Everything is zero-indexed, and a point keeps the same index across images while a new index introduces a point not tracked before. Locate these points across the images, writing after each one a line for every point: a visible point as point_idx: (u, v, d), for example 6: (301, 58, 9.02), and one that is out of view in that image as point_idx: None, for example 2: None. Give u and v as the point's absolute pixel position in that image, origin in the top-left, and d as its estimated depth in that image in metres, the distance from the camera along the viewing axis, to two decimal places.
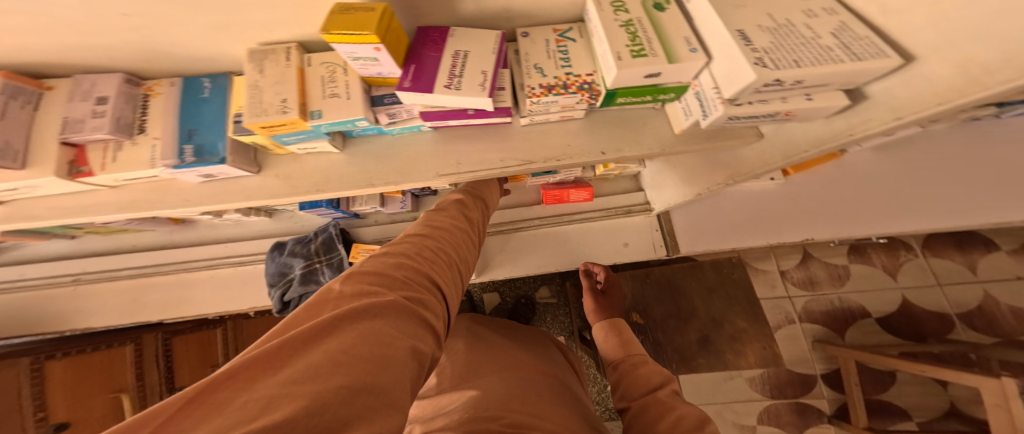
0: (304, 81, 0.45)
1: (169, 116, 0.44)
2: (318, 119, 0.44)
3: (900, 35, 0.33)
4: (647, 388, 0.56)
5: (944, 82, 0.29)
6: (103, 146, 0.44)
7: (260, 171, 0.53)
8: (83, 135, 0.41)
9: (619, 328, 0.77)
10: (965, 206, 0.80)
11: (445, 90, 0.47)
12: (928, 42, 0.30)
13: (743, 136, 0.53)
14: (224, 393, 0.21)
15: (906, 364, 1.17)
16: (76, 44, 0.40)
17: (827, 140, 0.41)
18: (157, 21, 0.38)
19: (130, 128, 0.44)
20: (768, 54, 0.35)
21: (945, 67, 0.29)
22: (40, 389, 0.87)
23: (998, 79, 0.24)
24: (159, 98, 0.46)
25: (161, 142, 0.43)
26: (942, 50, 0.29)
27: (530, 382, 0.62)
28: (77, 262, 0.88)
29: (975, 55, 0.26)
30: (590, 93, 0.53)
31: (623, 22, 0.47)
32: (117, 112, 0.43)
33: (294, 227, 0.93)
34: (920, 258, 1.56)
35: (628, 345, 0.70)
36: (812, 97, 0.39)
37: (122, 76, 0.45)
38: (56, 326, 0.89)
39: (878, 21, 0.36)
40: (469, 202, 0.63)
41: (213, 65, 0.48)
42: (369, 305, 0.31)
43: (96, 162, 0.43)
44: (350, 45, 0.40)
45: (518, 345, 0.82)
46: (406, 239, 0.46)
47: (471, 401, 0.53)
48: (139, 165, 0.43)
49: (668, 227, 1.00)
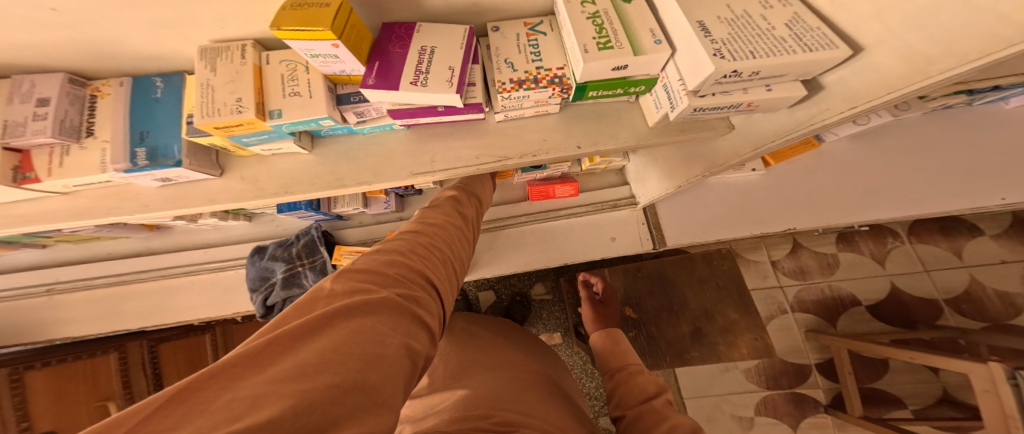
0: (263, 79, 0.44)
1: (119, 118, 0.43)
2: (278, 119, 0.43)
3: (850, 27, 0.34)
4: (643, 397, 0.56)
5: (891, 73, 0.30)
6: (50, 150, 0.43)
7: (223, 173, 0.52)
8: (25, 139, 0.40)
9: (616, 339, 0.78)
10: (938, 193, 0.84)
11: (411, 86, 0.46)
12: (875, 32, 0.32)
13: (715, 128, 0.53)
14: (206, 391, 0.20)
15: (896, 352, 1.18)
16: (12, 43, 0.39)
17: (791, 129, 0.41)
18: (93, 16, 0.37)
19: (77, 131, 0.43)
20: (726, 46, 0.35)
21: (893, 57, 0.30)
22: (20, 400, 0.84)
23: (939, 68, 0.26)
24: (108, 99, 0.45)
25: (111, 145, 0.42)
26: (890, 41, 0.30)
27: (522, 380, 0.61)
28: (51, 271, 0.87)
29: (920, 46, 0.28)
30: (561, 87, 0.52)
31: (590, 14, 0.46)
32: (61, 115, 0.42)
33: (274, 230, 0.92)
34: (906, 245, 1.57)
35: (625, 354, 0.71)
36: (771, 88, 0.39)
37: (65, 77, 0.44)
38: (34, 337, 0.88)
39: (828, 12, 0.36)
40: (464, 197, 0.61)
41: (164, 65, 0.47)
42: (361, 302, 0.30)
43: (43, 167, 0.43)
44: (306, 42, 0.39)
45: (512, 343, 0.81)
46: (402, 235, 0.44)
47: (462, 401, 0.52)
48: (89, 169, 0.42)
49: (655, 220, 1.00)
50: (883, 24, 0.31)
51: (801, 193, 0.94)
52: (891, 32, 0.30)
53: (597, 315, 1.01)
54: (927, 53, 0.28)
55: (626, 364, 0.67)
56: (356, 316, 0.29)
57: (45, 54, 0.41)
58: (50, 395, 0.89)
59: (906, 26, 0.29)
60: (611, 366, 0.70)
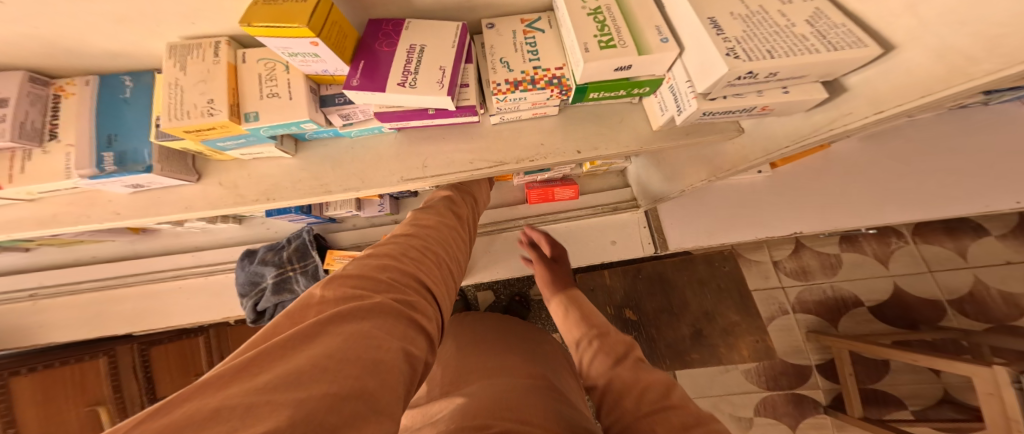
0: (239, 79, 0.41)
1: (82, 120, 0.40)
2: (255, 122, 0.40)
3: (880, 23, 0.31)
4: (613, 360, 0.50)
5: (926, 74, 0.26)
6: (11, 154, 0.40)
7: (200, 178, 0.49)
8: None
9: (582, 304, 0.66)
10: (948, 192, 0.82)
11: (398, 88, 0.43)
12: (907, 28, 0.28)
13: (723, 131, 0.49)
14: (186, 409, 0.17)
15: (899, 353, 1.15)
16: None
17: (807, 135, 0.38)
18: (43, 9, 0.34)
19: (39, 134, 0.40)
20: (741, 44, 0.32)
21: (924, 58, 0.27)
22: (7, 406, 0.80)
23: (985, 69, 0.22)
24: (72, 100, 0.41)
25: (75, 149, 0.39)
26: (921, 38, 0.27)
27: (522, 383, 0.57)
28: (34, 275, 0.84)
29: (958, 44, 0.24)
30: (560, 88, 0.49)
31: (591, 10, 0.43)
32: (22, 117, 0.39)
33: (265, 233, 0.89)
34: (911, 245, 1.54)
35: (591, 317, 0.61)
36: (788, 89, 0.35)
37: (24, 75, 0.40)
38: (18, 341, 0.86)
39: (854, 8, 0.33)
40: (458, 196, 0.59)
41: (132, 62, 0.43)
42: (353, 308, 0.27)
43: (3, 173, 0.40)
44: (283, 40, 0.37)
45: (513, 346, 0.77)
46: (394, 238, 0.42)
47: (458, 411, 0.48)
48: (52, 176, 0.39)
49: (656, 223, 0.97)
50: (914, 20, 0.27)
51: (807, 194, 0.91)
52: (925, 27, 0.26)
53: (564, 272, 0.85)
54: (967, 52, 0.23)
55: (594, 328, 0.58)
56: (350, 321, 0.26)
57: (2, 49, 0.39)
58: (39, 399, 0.84)
59: (943, 22, 0.25)
60: (575, 335, 0.60)
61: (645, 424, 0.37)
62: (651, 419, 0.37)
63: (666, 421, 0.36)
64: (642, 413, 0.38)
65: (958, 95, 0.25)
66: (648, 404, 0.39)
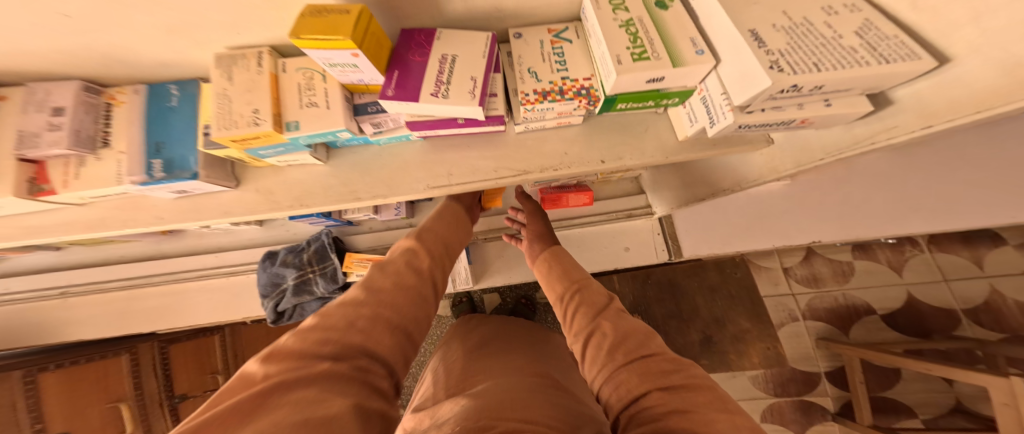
0: (280, 88, 0.43)
1: (134, 129, 0.41)
2: (295, 131, 0.41)
3: (938, 36, 0.30)
4: (593, 311, 0.44)
5: (986, 88, 0.26)
6: (64, 161, 0.41)
7: (239, 184, 0.50)
8: (42, 152, 0.38)
9: (561, 258, 0.56)
10: None
11: (432, 98, 0.44)
12: (968, 40, 0.27)
13: (752, 142, 0.50)
14: None
15: (911, 363, 1.14)
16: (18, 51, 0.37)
17: (846, 148, 0.39)
18: (100, 22, 0.35)
19: (92, 141, 0.41)
20: (785, 57, 0.32)
21: (983, 70, 0.26)
22: (35, 402, 0.80)
23: None
24: (124, 109, 0.43)
25: (127, 157, 0.40)
26: (982, 50, 0.26)
27: (525, 383, 0.55)
28: (62, 274, 0.86)
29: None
30: (588, 99, 0.49)
31: (623, 21, 0.43)
32: (77, 125, 0.40)
33: (286, 235, 0.91)
34: (925, 254, 1.53)
35: (568, 269, 0.53)
36: (831, 102, 0.35)
37: (80, 84, 0.41)
38: (48, 337, 0.88)
39: (909, 18, 0.32)
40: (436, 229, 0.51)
41: (177, 72, 0.45)
42: (299, 371, 0.26)
43: (58, 179, 0.41)
44: (326, 52, 0.38)
45: (518, 349, 0.76)
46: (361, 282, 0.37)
47: (462, 411, 0.47)
48: (104, 182, 0.40)
49: (670, 230, 0.99)
50: (977, 31, 0.26)
51: None
52: (985, 41, 0.26)
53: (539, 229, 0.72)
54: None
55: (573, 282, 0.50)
56: (295, 387, 0.25)
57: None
58: (64, 395, 0.84)
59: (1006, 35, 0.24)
60: (554, 290, 0.52)
61: (623, 375, 0.35)
62: (630, 368, 0.35)
63: (644, 369, 0.34)
64: (623, 364, 0.36)
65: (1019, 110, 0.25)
66: (626, 353, 0.37)
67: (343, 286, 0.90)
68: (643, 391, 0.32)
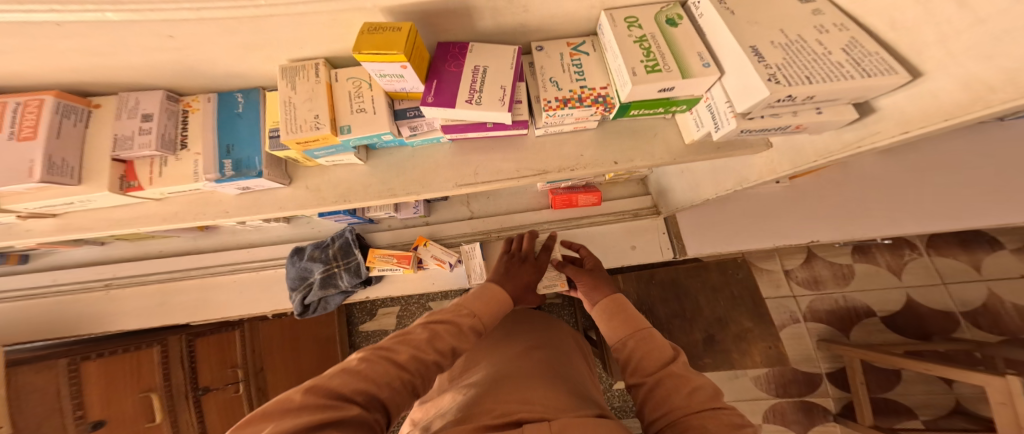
0: (333, 96, 0.49)
1: (208, 133, 0.49)
2: (348, 134, 0.48)
3: (910, 53, 0.35)
4: (661, 361, 0.47)
5: (951, 99, 0.31)
6: (150, 161, 0.48)
7: (291, 182, 0.56)
8: (134, 152, 0.46)
9: (621, 305, 0.58)
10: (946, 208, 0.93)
11: (467, 105, 0.49)
12: (936, 59, 0.32)
13: (753, 145, 0.55)
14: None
15: (911, 363, 1.17)
16: (112, 50, 0.42)
17: (837, 151, 0.44)
18: (186, 28, 0.40)
19: (173, 144, 0.48)
20: (781, 71, 0.37)
21: (950, 84, 0.31)
22: (76, 389, 0.85)
23: (1001, 98, 0.27)
24: (198, 114, 0.50)
25: (202, 157, 0.48)
26: (946, 67, 0.31)
27: (523, 371, 0.61)
28: (111, 268, 0.95)
29: (980, 72, 0.28)
30: (605, 106, 0.54)
31: (637, 37, 0.49)
32: (162, 129, 0.48)
33: (312, 233, 0.98)
34: (924, 257, 1.56)
35: (630, 316, 0.56)
36: (823, 110, 0.41)
37: (164, 94, 0.50)
38: (95, 327, 0.96)
39: (888, 37, 0.37)
40: (490, 301, 0.57)
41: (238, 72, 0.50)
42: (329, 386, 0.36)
43: (145, 176, 0.48)
44: (379, 64, 0.43)
45: (521, 334, 0.81)
46: (408, 338, 0.45)
47: (465, 402, 0.53)
48: (183, 179, 0.48)
49: (675, 229, 1.02)
50: (944, 52, 0.31)
51: (823, 206, 1.02)
52: (952, 59, 0.31)
53: (587, 281, 0.71)
54: (986, 79, 0.28)
55: (637, 330, 0.53)
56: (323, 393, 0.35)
57: (151, 68, 0.47)
58: (103, 384, 0.89)
59: (967, 56, 0.29)
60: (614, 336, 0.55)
61: (699, 423, 0.37)
62: (705, 417, 0.38)
63: (717, 421, 0.38)
64: (693, 412, 0.39)
65: (979, 117, 0.30)
66: (699, 401, 0.40)
67: (365, 281, 0.95)
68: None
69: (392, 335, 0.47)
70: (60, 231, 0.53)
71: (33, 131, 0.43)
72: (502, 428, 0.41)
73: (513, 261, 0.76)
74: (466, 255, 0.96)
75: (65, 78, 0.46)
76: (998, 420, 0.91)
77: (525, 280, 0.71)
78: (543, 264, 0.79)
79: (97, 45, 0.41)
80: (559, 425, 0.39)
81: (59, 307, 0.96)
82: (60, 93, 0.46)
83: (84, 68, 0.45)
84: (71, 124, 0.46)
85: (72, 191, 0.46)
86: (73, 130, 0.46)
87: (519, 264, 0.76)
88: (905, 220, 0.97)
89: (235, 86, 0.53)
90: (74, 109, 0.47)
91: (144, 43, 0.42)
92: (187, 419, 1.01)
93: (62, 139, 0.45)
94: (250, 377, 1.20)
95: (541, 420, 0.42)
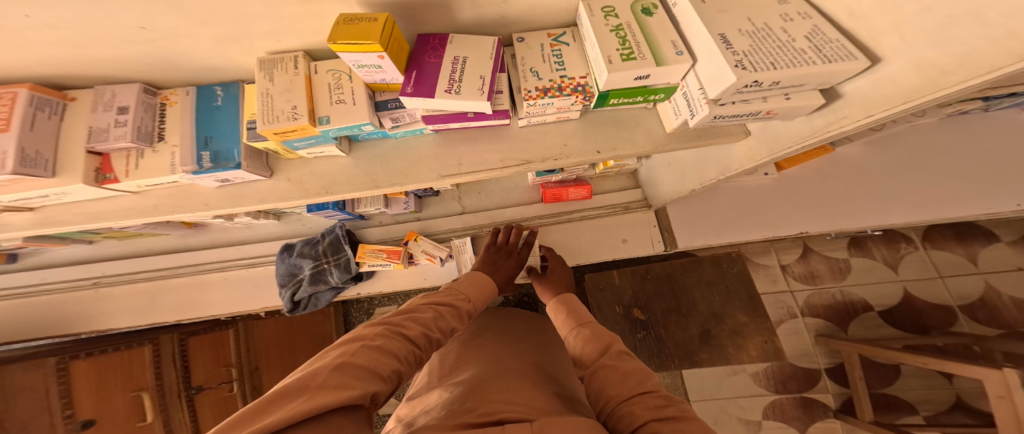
0: (312, 88, 0.49)
1: (186, 125, 0.49)
2: (327, 125, 0.48)
3: (868, 39, 0.35)
4: (598, 351, 0.51)
5: (908, 83, 0.31)
6: (127, 153, 0.49)
7: (273, 174, 0.56)
8: (109, 144, 0.46)
9: (571, 304, 0.66)
10: (935, 200, 0.94)
11: (446, 94, 0.49)
12: (892, 44, 0.32)
13: (732, 133, 0.55)
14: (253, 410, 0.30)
15: (908, 357, 1.15)
16: (87, 43, 0.43)
17: (807, 136, 0.44)
18: (160, 20, 0.40)
19: (150, 136, 0.49)
20: (748, 57, 0.37)
21: (906, 67, 0.31)
22: (65, 388, 0.84)
23: (953, 80, 0.27)
24: (176, 107, 0.51)
25: (179, 149, 0.48)
26: (903, 50, 0.31)
27: (510, 372, 0.60)
28: (97, 266, 0.97)
29: (933, 56, 0.29)
30: (584, 95, 0.54)
31: (613, 26, 0.49)
32: (138, 122, 0.48)
33: (303, 229, 0.99)
34: (921, 251, 1.55)
35: (578, 313, 0.63)
36: (791, 96, 0.41)
37: (141, 87, 0.50)
38: (87, 326, 0.97)
39: (848, 24, 0.38)
40: (483, 288, 0.61)
41: (217, 62, 0.50)
42: (351, 361, 0.36)
43: (121, 169, 0.48)
44: (355, 55, 0.44)
45: (514, 338, 0.81)
46: (415, 316, 0.47)
47: (450, 399, 0.53)
48: (160, 171, 0.48)
49: (666, 223, 1.02)
50: (900, 37, 0.31)
51: (813, 198, 1.03)
52: (906, 44, 0.31)
53: (548, 285, 0.83)
54: (939, 63, 0.28)
55: (580, 324, 0.59)
56: (346, 367, 0.35)
57: (130, 61, 0.47)
58: (93, 384, 0.89)
59: (919, 40, 0.29)
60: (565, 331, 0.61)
61: (628, 409, 0.40)
62: (632, 403, 0.41)
63: (643, 404, 0.40)
64: (623, 398, 0.42)
65: (934, 101, 0.30)
66: (630, 388, 0.43)
67: (356, 276, 0.95)
68: (643, 422, 0.37)
69: (397, 313, 0.48)
70: (41, 224, 0.53)
71: (5, 123, 0.43)
72: (484, 427, 0.40)
73: (499, 254, 0.81)
74: (458, 249, 0.96)
75: (43, 71, 0.47)
76: (998, 416, 0.88)
77: (509, 274, 0.78)
78: (524, 258, 0.86)
79: (72, 38, 0.41)
80: (540, 424, 0.38)
81: (53, 305, 0.97)
82: (35, 87, 0.46)
83: (62, 61, 0.45)
84: (45, 117, 0.47)
85: (47, 183, 0.46)
86: (48, 123, 0.47)
87: (504, 258, 0.81)
88: (897, 210, 0.98)
89: (216, 79, 0.54)
90: (48, 102, 0.47)
91: (120, 36, 0.42)
92: (179, 419, 1.01)
93: (36, 132, 0.45)
94: (244, 377, 1.20)
95: (523, 421, 0.41)
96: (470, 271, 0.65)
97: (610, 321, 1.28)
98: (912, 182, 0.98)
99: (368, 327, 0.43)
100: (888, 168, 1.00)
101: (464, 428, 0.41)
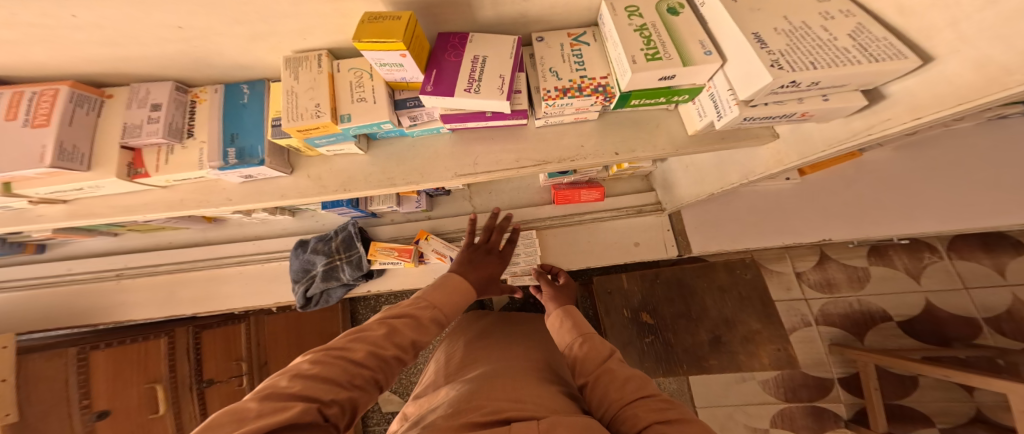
0: (335, 86, 0.50)
1: (214, 123, 0.50)
2: (348, 123, 0.48)
3: (920, 37, 0.34)
4: (600, 358, 0.51)
5: (963, 81, 0.30)
6: (157, 149, 0.50)
7: (293, 171, 0.57)
8: (142, 140, 0.47)
9: (574, 315, 0.63)
10: (960, 210, 0.91)
11: (466, 93, 0.48)
12: (948, 41, 0.31)
13: (760, 135, 0.54)
14: None
15: (928, 368, 1.10)
16: (124, 43, 0.44)
17: (845, 139, 0.42)
18: (192, 19, 0.41)
19: (180, 133, 0.50)
20: (784, 56, 0.36)
21: (964, 66, 0.30)
22: (84, 378, 0.85)
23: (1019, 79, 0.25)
24: (204, 104, 0.52)
25: (207, 145, 0.49)
26: (959, 49, 0.30)
27: (512, 370, 0.59)
28: (120, 258, 1.00)
29: (996, 55, 0.27)
30: (604, 95, 0.54)
31: (637, 26, 0.48)
32: (170, 119, 0.49)
33: (316, 225, 1.02)
34: (945, 261, 1.50)
35: (578, 323, 0.60)
36: (829, 97, 0.39)
37: (173, 85, 0.51)
38: (109, 317, 1.00)
39: (895, 22, 0.36)
40: (450, 294, 0.58)
41: (241, 60, 0.50)
42: (285, 390, 0.36)
43: (152, 164, 0.49)
44: (378, 53, 0.44)
45: (518, 337, 0.79)
46: (363, 336, 0.46)
47: (453, 400, 0.52)
48: (188, 166, 0.49)
49: (680, 226, 1.00)
50: (957, 35, 0.30)
51: (832, 205, 1.00)
52: (964, 42, 0.29)
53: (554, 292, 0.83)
54: (1002, 61, 0.27)
55: (581, 333, 0.57)
56: (278, 396, 0.35)
57: (163, 59, 0.48)
58: (112, 374, 0.90)
59: (983, 37, 0.28)
60: (563, 339, 0.59)
61: (632, 412, 0.40)
62: (636, 405, 0.41)
63: (645, 407, 0.40)
64: (627, 403, 0.42)
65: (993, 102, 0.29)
66: (631, 392, 0.43)
67: (367, 274, 0.96)
68: (646, 424, 0.38)
69: (346, 335, 0.47)
70: (72, 216, 0.55)
71: (45, 118, 0.44)
72: (490, 426, 0.40)
73: (479, 254, 0.80)
74: None
75: (81, 69, 0.48)
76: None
77: (488, 273, 0.75)
78: (507, 254, 0.86)
79: (111, 37, 0.42)
80: (547, 424, 0.37)
81: (77, 295, 1.00)
82: (74, 83, 0.48)
83: (100, 60, 0.47)
84: (84, 113, 0.48)
85: (82, 176, 0.48)
86: (85, 119, 0.48)
87: (484, 256, 0.80)
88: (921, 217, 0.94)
89: (243, 77, 0.55)
90: (87, 99, 0.49)
91: (156, 36, 0.43)
92: (189, 411, 1.03)
93: (74, 127, 0.46)
94: (253, 371, 1.23)
95: (531, 419, 0.41)
96: (443, 274, 0.62)
97: (618, 325, 1.26)
98: (937, 189, 0.95)
99: (311, 353, 0.43)
100: (911, 176, 0.97)
101: (469, 428, 0.41)
